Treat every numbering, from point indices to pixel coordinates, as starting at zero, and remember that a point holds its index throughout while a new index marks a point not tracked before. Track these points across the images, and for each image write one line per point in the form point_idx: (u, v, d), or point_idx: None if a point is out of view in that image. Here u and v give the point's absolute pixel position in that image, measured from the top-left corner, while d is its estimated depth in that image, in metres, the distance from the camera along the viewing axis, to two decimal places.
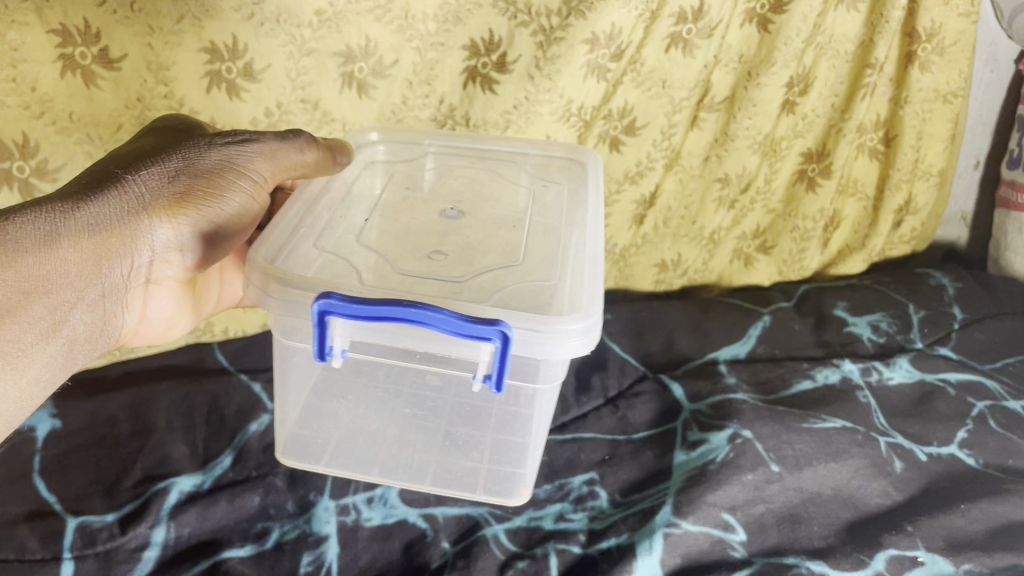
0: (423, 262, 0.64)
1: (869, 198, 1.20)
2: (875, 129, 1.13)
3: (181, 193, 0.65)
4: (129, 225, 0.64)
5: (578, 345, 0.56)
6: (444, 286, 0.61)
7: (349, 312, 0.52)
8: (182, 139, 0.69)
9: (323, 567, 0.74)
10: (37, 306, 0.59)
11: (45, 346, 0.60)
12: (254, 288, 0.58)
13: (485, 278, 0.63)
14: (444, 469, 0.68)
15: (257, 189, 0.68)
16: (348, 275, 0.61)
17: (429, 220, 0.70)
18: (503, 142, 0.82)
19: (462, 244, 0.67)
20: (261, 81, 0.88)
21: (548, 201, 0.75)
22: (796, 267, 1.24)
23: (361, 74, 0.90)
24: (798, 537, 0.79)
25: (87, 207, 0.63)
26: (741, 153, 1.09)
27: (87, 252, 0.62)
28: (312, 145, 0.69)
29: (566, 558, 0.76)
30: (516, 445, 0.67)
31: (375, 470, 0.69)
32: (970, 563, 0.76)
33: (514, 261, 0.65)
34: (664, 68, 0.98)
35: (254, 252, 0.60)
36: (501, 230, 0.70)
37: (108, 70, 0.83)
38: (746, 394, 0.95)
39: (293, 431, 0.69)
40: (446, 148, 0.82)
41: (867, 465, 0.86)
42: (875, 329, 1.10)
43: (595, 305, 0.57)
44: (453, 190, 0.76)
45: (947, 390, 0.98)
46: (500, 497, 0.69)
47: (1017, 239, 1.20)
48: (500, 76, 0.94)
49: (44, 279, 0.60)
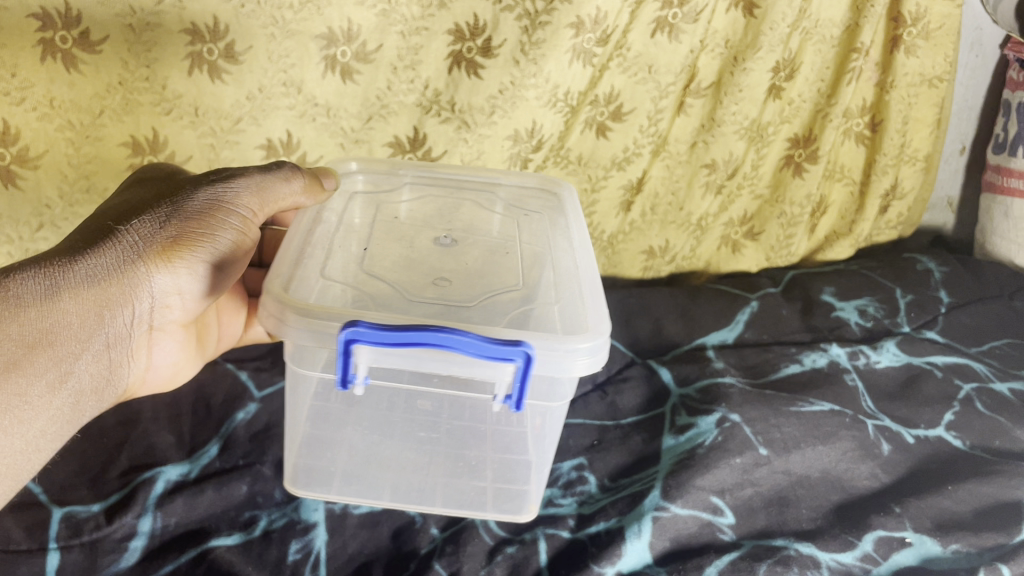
0: (430, 289, 0.64)
1: (855, 183, 1.19)
2: (861, 114, 1.13)
3: (173, 238, 0.63)
4: (126, 273, 0.63)
5: (586, 363, 0.56)
6: (454, 311, 0.61)
7: (377, 339, 0.52)
8: (172, 186, 0.68)
9: (311, 556, 0.74)
10: (41, 359, 0.59)
11: (50, 399, 0.60)
12: (272, 318, 0.57)
13: (498, 301, 0.63)
14: (455, 490, 0.68)
15: (247, 225, 0.66)
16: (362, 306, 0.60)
17: (425, 248, 0.70)
18: (476, 173, 0.82)
19: (467, 268, 0.68)
20: (243, 63, 0.87)
21: (533, 231, 0.75)
22: (784, 253, 1.23)
23: (344, 58, 0.89)
24: (786, 520, 0.79)
25: (85, 260, 0.63)
26: (727, 139, 1.08)
27: (86, 304, 0.62)
28: (298, 173, 0.68)
29: (555, 543, 0.76)
30: (520, 462, 0.68)
31: (384, 494, 0.68)
32: (958, 543, 0.76)
33: (524, 284, 0.66)
34: (649, 53, 0.98)
35: (269, 281, 0.58)
36: (498, 255, 0.70)
37: (90, 54, 0.82)
38: (734, 379, 0.96)
39: (302, 462, 0.68)
40: (422, 178, 0.81)
41: (855, 447, 0.86)
42: (862, 314, 1.10)
43: (603, 323, 0.58)
44: (435, 217, 0.75)
45: (934, 372, 0.99)
46: (512, 514, 0.70)
47: (1003, 224, 1.20)
48: (485, 61, 0.93)
49: (48, 331, 0.60)
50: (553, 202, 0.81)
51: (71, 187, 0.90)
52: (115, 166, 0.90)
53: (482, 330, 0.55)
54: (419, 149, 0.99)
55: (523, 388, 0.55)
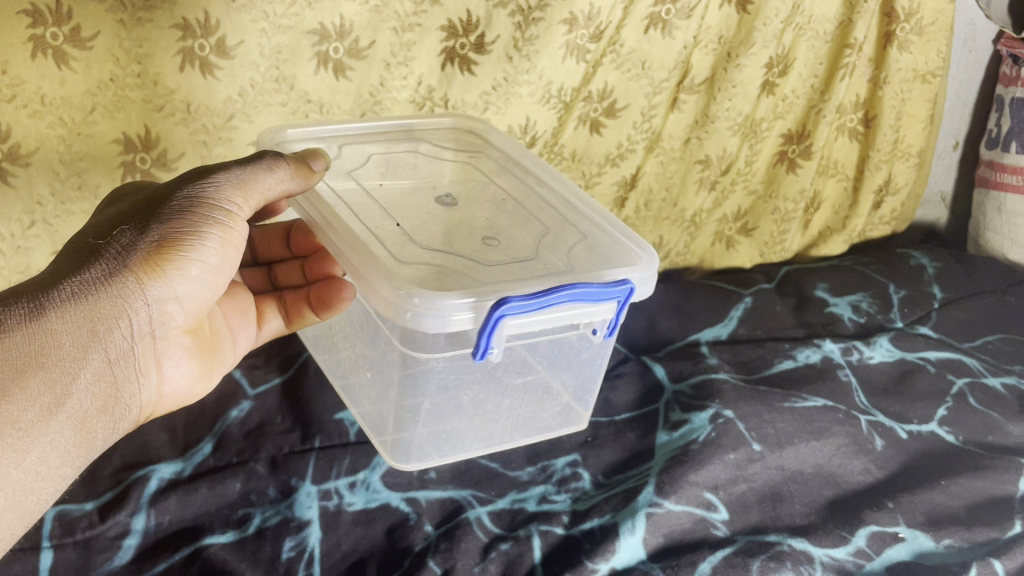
0: (485, 250, 0.69)
1: (848, 179, 1.20)
2: (854, 110, 1.13)
3: (158, 241, 0.62)
4: (116, 284, 0.61)
5: (648, 287, 0.68)
6: (529, 266, 0.68)
7: (529, 305, 0.60)
8: (150, 195, 0.67)
9: (305, 553, 0.74)
10: (32, 383, 0.56)
11: (48, 424, 0.56)
12: (394, 307, 0.60)
13: (549, 256, 0.70)
14: (530, 427, 0.78)
15: (233, 220, 0.65)
16: (448, 276, 0.65)
17: (436, 208, 0.75)
18: (393, 120, 0.86)
19: (489, 224, 0.74)
20: (234, 58, 0.86)
21: (486, 172, 0.83)
22: (777, 249, 1.23)
23: (336, 54, 0.89)
24: (780, 515, 0.79)
25: (71, 280, 0.60)
26: (721, 135, 1.09)
27: (76, 321, 0.59)
28: (278, 161, 0.67)
29: (549, 539, 0.76)
30: (565, 389, 0.76)
31: (475, 445, 0.76)
32: (950, 538, 0.76)
33: (548, 226, 0.74)
34: (643, 49, 0.98)
35: (380, 271, 0.61)
36: (495, 205, 0.77)
37: (81, 50, 0.80)
38: (727, 375, 0.96)
39: (396, 442, 0.73)
40: (348, 139, 0.83)
41: (848, 442, 0.86)
42: (855, 310, 1.10)
43: (649, 254, 0.69)
44: (397, 173, 0.79)
45: (927, 368, 0.99)
46: (577, 425, 0.82)
47: (995, 220, 1.20)
48: (478, 57, 0.93)
49: (40, 353, 0.57)
50: (476, 140, 0.88)
51: (63, 184, 0.88)
52: (107, 163, 0.88)
53: (579, 278, 0.65)
54: None
55: (619, 316, 0.67)
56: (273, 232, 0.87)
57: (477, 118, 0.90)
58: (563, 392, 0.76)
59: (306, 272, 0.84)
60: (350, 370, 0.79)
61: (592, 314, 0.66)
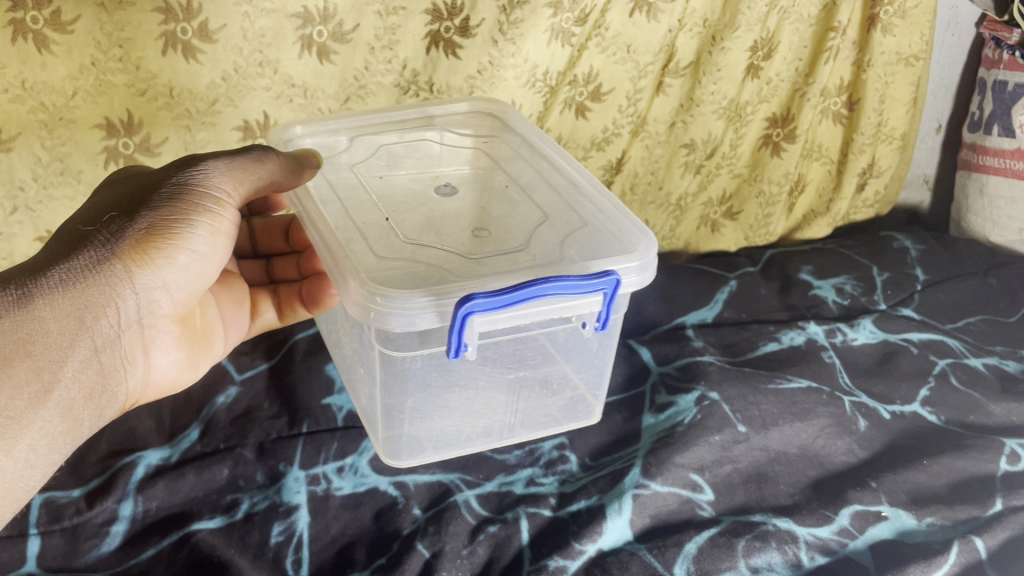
0: (477, 241, 0.69)
1: (833, 162, 1.20)
2: (839, 93, 1.14)
3: (147, 230, 0.61)
4: (104, 272, 0.61)
5: (636, 280, 0.66)
6: (517, 257, 0.68)
7: (497, 302, 0.58)
8: (143, 180, 0.66)
9: (294, 537, 0.74)
10: (19, 370, 0.57)
11: (36, 412, 0.57)
12: (356, 305, 0.60)
13: (541, 246, 0.69)
14: (531, 420, 0.78)
15: (224, 208, 0.64)
16: (428, 271, 0.65)
17: (434, 201, 0.74)
18: (405, 108, 0.85)
19: (491, 215, 0.74)
20: (217, 42, 0.85)
21: (497, 159, 0.81)
22: (762, 232, 1.23)
23: (320, 38, 0.88)
24: (764, 496, 0.80)
25: (60, 266, 0.60)
26: (706, 119, 1.09)
27: (63, 309, 0.59)
28: (270, 154, 0.65)
29: (536, 521, 0.76)
30: (564, 381, 0.76)
31: (473, 441, 0.76)
32: (932, 516, 0.77)
33: (550, 215, 0.74)
34: (628, 33, 0.98)
35: (348, 267, 0.61)
36: (498, 195, 0.77)
37: (62, 34, 0.80)
38: (713, 357, 0.97)
39: (387, 440, 0.73)
40: (357, 128, 0.82)
41: (832, 423, 0.87)
42: (839, 292, 1.11)
43: (647, 246, 0.67)
44: (403, 165, 0.79)
45: (910, 349, 1.00)
46: (586, 420, 0.81)
47: (978, 202, 1.21)
48: (463, 41, 0.92)
49: (27, 340, 0.58)
50: (493, 123, 0.87)
51: (45, 169, 0.87)
52: (89, 148, 0.87)
53: (563, 271, 0.64)
54: None
55: (607, 309, 0.65)
56: (275, 227, 0.87)
57: (494, 100, 0.89)
58: (565, 383, 0.76)
59: (302, 267, 0.85)
60: (349, 366, 0.78)
61: (577, 307, 0.65)
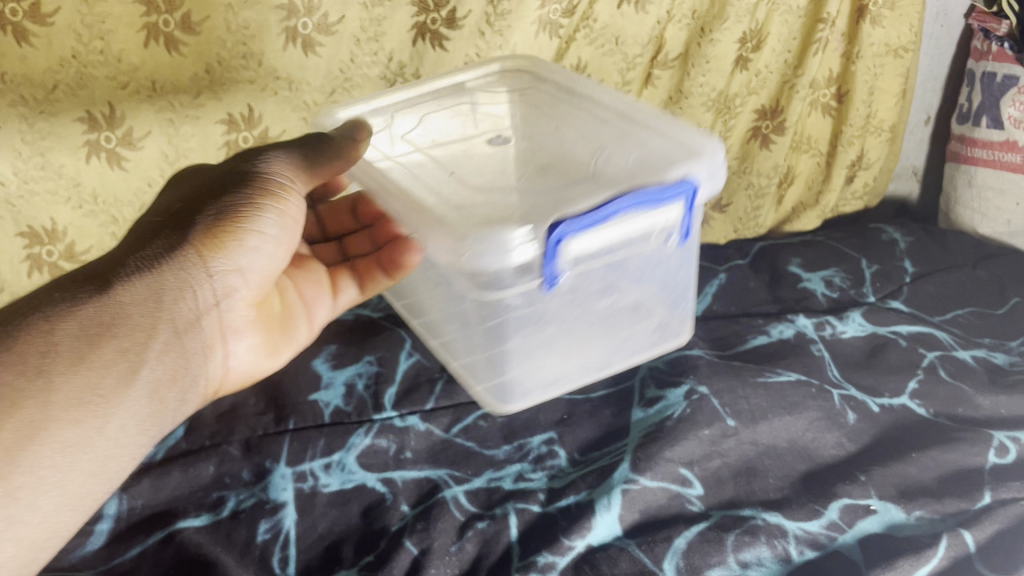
0: (549, 179, 0.78)
1: (822, 154, 1.20)
2: (827, 85, 1.14)
3: (218, 219, 0.67)
4: (182, 260, 0.65)
5: (711, 184, 0.73)
6: (591, 185, 0.75)
7: (582, 224, 0.67)
8: (208, 180, 0.71)
9: (280, 535, 0.73)
10: (109, 349, 0.59)
11: (128, 389, 0.59)
12: (449, 254, 0.67)
13: (608, 172, 0.76)
14: (613, 354, 0.89)
15: (288, 195, 0.70)
16: (523, 208, 0.72)
17: (499, 155, 0.83)
18: (442, 80, 0.90)
19: (550, 159, 0.82)
20: (200, 34, 0.84)
21: (541, 107, 0.88)
22: (752, 225, 1.22)
23: (305, 30, 0.87)
24: (753, 490, 0.79)
25: (140, 257, 0.65)
26: (696, 112, 1.08)
27: (147, 292, 0.63)
28: (321, 147, 0.72)
29: (525, 517, 0.76)
30: (638, 307, 0.85)
31: (568, 377, 0.87)
32: (921, 510, 0.77)
33: (603, 146, 0.80)
34: (616, 25, 0.97)
35: (432, 219, 0.69)
36: (554, 139, 0.84)
37: (42, 27, 0.79)
38: (702, 350, 0.97)
39: (499, 385, 0.84)
40: (397, 107, 0.87)
41: (821, 417, 0.87)
42: (828, 284, 1.11)
43: (712, 146, 0.74)
44: (449, 132, 0.85)
45: (899, 342, 1.00)
46: (674, 340, 0.94)
47: (966, 193, 1.21)
48: (450, 32, 0.91)
49: (117, 322, 0.60)
50: (525, 74, 0.91)
51: (25, 163, 0.85)
52: (70, 142, 0.85)
53: (640, 184, 0.71)
54: None
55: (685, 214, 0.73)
56: (340, 208, 0.89)
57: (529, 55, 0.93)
58: (639, 310, 0.85)
59: (377, 238, 0.86)
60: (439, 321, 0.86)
61: (659, 218, 0.73)
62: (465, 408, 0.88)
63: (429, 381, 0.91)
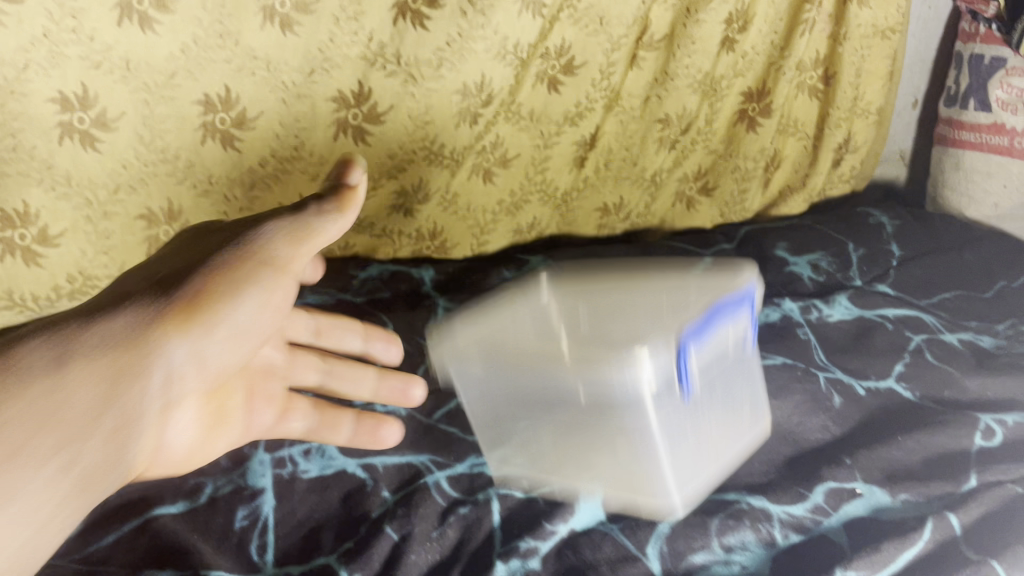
0: (626, 322, 0.70)
1: (808, 138, 1.19)
2: (815, 67, 1.12)
3: (187, 299, 0.64)
4: (139, 339, 0.62)
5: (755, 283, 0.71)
6: (667, 317, 0.67)
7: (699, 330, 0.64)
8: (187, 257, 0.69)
9: (259, 521, 0.72)
10: (46, 436, 0.54)
11: (59, 479, 0.54)
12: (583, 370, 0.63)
13: (670, 301, 0.70)
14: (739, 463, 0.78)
15: (280, 272, 0.71)
16: (622, 341, 0.64)
17: (585, 316, 0.73)
18: (515, 283, 0.80)
19: (601, 323, 0.71)
20: (175, 12, 0.81)
21: (590, 267, 0.81)
22: (738, 208, 1.22)
23: (283, 8, 0.85)
24: (738, 474, 0.78)
25: (96, 329, 0.61)
26: (680, 93, 1.07)
27: (99, 363, 0.59)
28: (326, 208, 0.70)
29: (508, 504, 0.74)
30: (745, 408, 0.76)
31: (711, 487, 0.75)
32: (906, 493, 0.76)
33: (653, 290, 0.73)
34: (601, 5, 0.96)
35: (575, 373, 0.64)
36: (612, 304, 0.74)
37: (11, 3, 0.76)
38: None
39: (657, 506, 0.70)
40: (467, 312, 0.76)
41: (806, 399, 0.87)
42: (814, 268, 1.10)
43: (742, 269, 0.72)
44: (510, 313, 0.75)
45: (885, 325, 0.99)
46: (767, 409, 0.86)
47: (954, 177, 1.21)
48: (431, 12, 0.89)
49: (59, 403, 0.56)
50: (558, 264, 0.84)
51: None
52: (43, 124, 0.83)
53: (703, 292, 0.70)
54: (364, 104, 0.93)
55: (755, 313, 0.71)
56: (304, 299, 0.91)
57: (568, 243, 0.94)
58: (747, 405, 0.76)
59: None
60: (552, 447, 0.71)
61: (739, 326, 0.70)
62: (447, 393, 0.88)
63: (410, 364, 0.92)
